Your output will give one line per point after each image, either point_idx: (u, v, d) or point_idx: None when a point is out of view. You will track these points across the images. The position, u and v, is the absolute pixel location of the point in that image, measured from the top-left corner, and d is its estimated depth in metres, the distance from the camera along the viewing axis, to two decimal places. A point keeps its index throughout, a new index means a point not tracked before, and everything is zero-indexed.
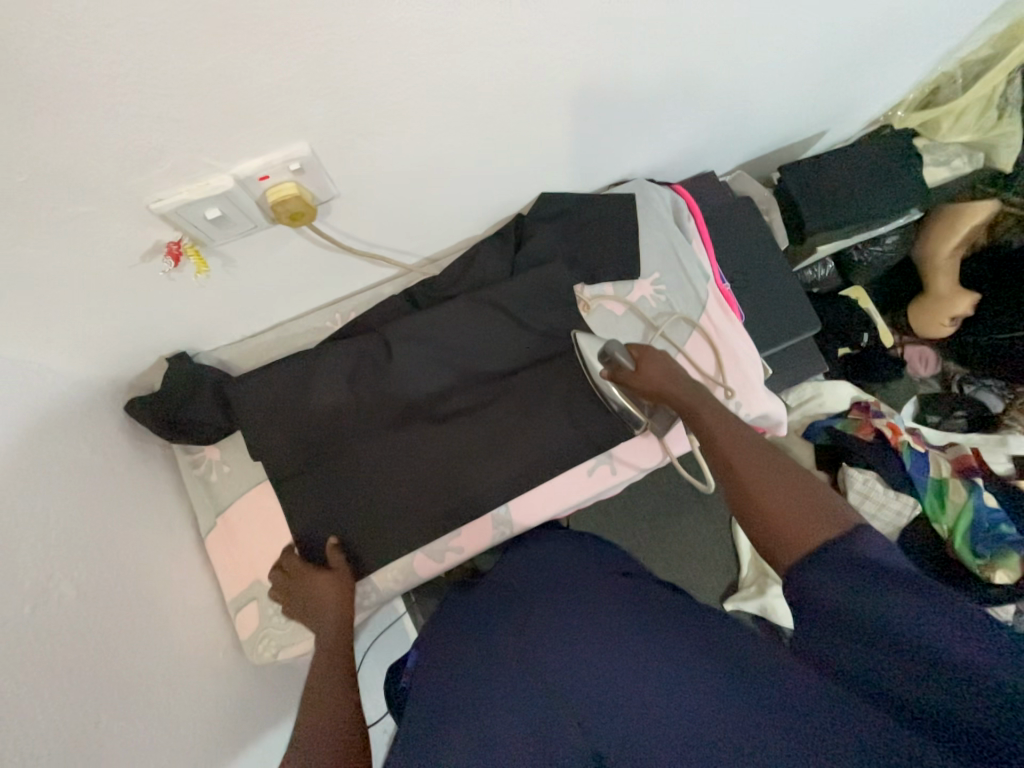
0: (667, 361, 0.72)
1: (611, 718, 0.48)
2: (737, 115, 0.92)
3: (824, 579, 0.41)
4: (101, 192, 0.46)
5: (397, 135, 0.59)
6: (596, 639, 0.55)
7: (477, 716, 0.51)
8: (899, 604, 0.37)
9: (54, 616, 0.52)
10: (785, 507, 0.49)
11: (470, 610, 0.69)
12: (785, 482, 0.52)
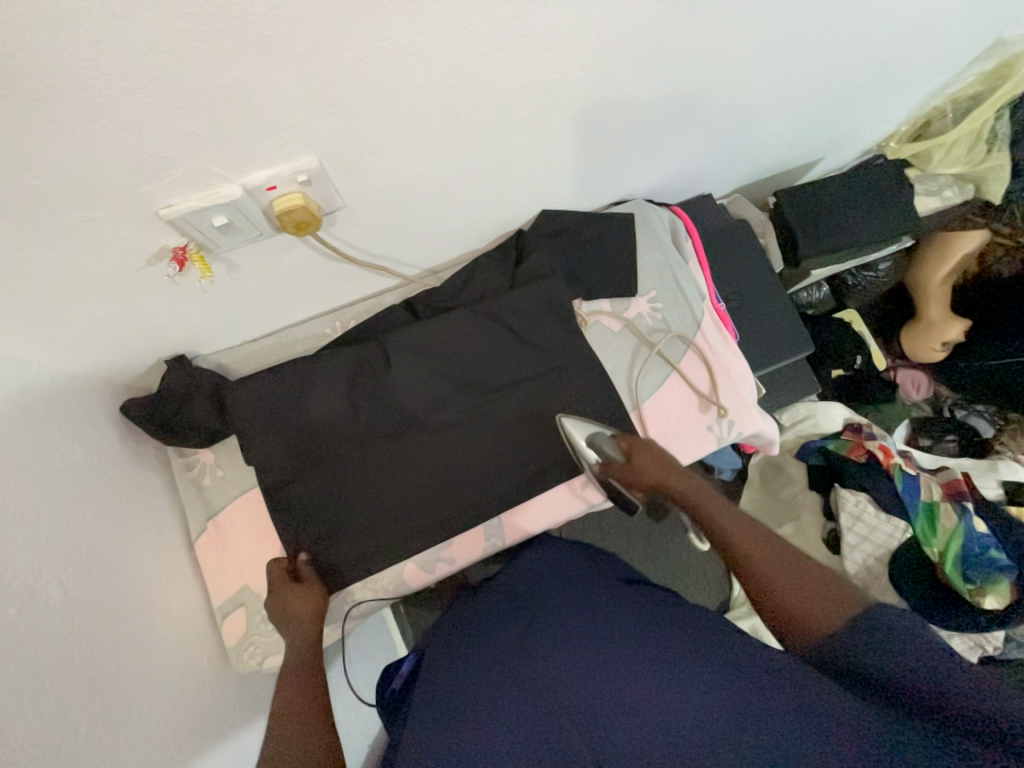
0: (653, 448, 0.76)
1: (609, 722, 0.48)
2: (734, 141, 0.95)
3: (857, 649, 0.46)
4: (111, 198, 0.47)
5: (404, 149, 0.60)
6: (595, 645, 0.56)
7: (482, 723, 0.51)
8: (925, 660, 0.42)
9: (40, 618, 0.51)
10: (806, 594, 0.55)
11: (474, 614, 0.70)
12: (794, 570, 0.59)
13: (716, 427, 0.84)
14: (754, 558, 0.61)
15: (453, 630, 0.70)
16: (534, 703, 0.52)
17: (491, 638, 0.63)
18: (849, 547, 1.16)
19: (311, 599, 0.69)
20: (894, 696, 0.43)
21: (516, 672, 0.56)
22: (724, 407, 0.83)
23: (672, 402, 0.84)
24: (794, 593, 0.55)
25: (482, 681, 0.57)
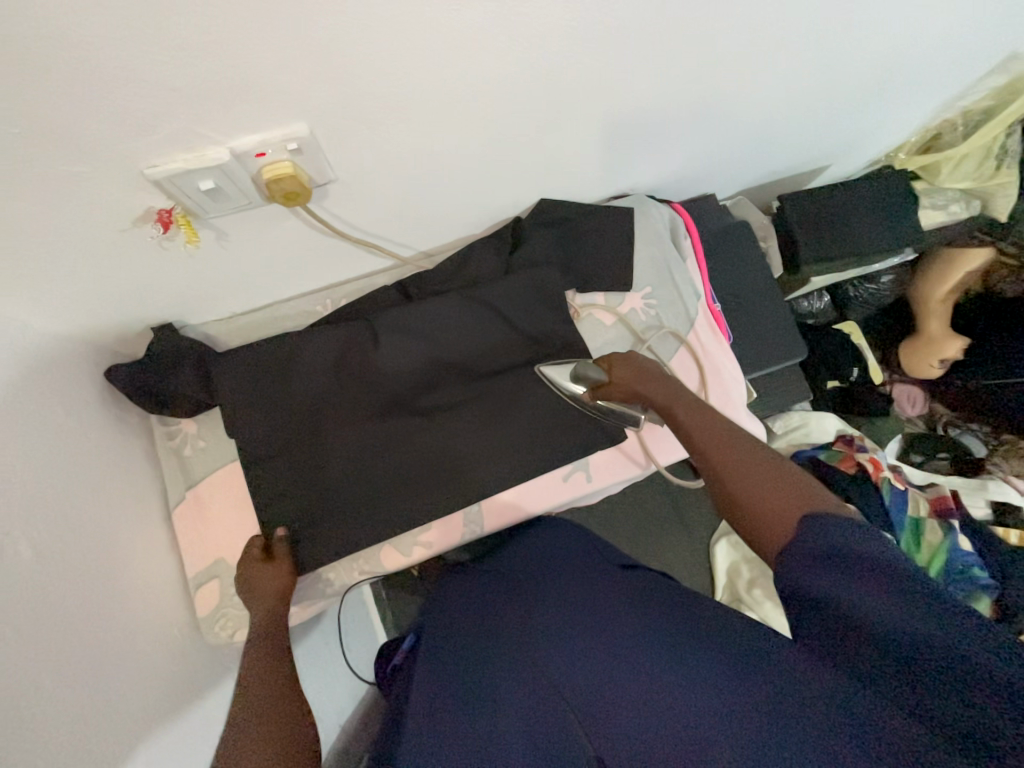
0: (639, 364, 0.75)
1: (613, 718, 0.47)
2: (739, 142, 0.94)
3: (807, 573, 0.42)
4: (97, 154, 0.47)
5: (401, 126, 0.60)
6: (594, 634, 0.56)
7: (477, 710, 0.53)
8: (885, 598, 0.38)
9: (6, 574, 0.51)
10: (769, 491, 0.52)
11: (475, 597, 0.72)
12: (758, 467, 0.55)
13: None
14: (716, 452, 0.60)
15: (451, 616, 0.71)
16: (540, 695, 0.51)
17: (494, 624, 0.65)
18: None
19: (281, 575, 0.69)
20: (856, 636, 0.39)
21: (518, 661, 0.56)
22: (712, 407, 0.82)
23: None
24: (755, 492, 0.53)
25: (483, 668, 0.58)
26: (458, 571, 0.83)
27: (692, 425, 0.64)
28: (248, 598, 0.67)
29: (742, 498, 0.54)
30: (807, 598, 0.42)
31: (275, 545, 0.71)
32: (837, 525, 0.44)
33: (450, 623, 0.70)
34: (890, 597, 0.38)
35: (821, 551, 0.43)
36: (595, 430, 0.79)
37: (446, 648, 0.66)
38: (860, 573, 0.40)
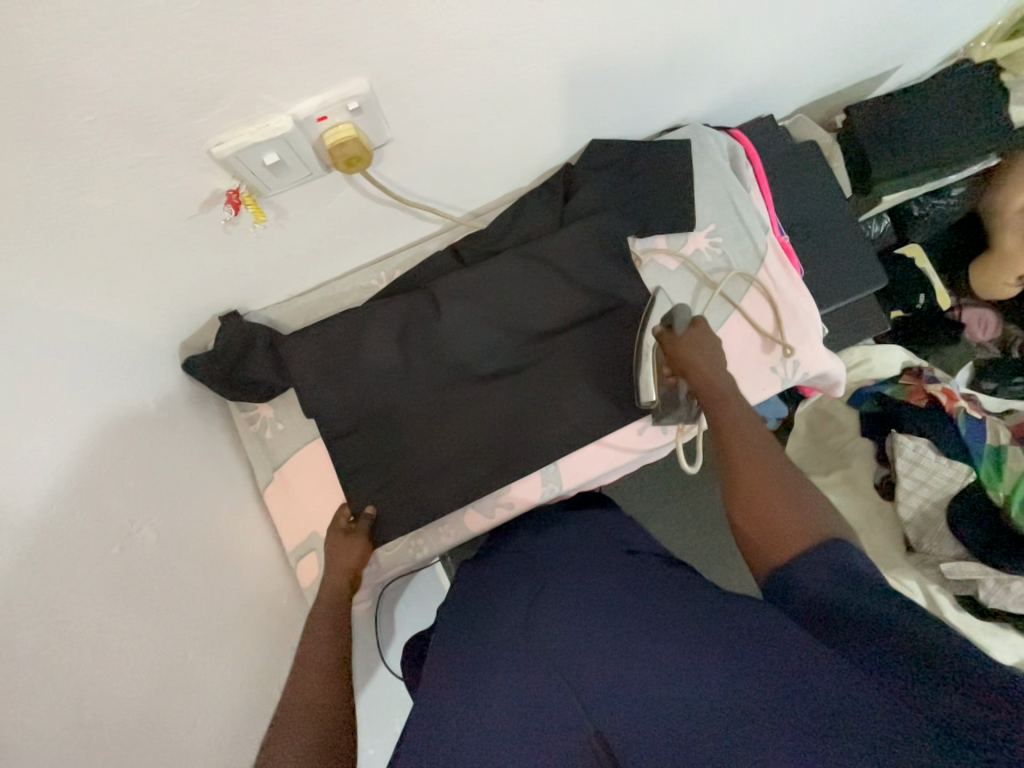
0: (713, 344, 0.69)
1: (610, 696, 0.45)
2: (804, 51, 0.85)
3: (812, 576, 0.48)
4: (165, 135, 0.45)
5: (456, 70, 0.55)
6: (596, 614, 0.53)
7: (473, 686, 0.51)
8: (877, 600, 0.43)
9: (139, 558, 0.54)
10: (788, 513, 0.55)
11: (494, 574, 0.71)
12: (785, 494, 0.56)
13: (780, 368, 0.79)
14: (755, 468, 0.59)
15: (455, 612, 0.68)
16: (538, 675, 0.49)
17: (496, 610, 0.62)
18: (903, 492, 1.08)
19: (353, 546, 0.71)
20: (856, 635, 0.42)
21: (521, 646, 0.53)
22: (790, 347, 0.78)
23: (732, 342, 0.80)
24: (777, 510, 0.55)
25: (480, 651, 0.55)
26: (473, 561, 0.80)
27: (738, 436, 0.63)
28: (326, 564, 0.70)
29: (754, 507, 0.57)
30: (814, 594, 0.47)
31: (359, 522, 0.72)
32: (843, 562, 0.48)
33: (459, 609, 0.68)
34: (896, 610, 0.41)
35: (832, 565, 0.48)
36: None
37: (445, 639, 0.63)
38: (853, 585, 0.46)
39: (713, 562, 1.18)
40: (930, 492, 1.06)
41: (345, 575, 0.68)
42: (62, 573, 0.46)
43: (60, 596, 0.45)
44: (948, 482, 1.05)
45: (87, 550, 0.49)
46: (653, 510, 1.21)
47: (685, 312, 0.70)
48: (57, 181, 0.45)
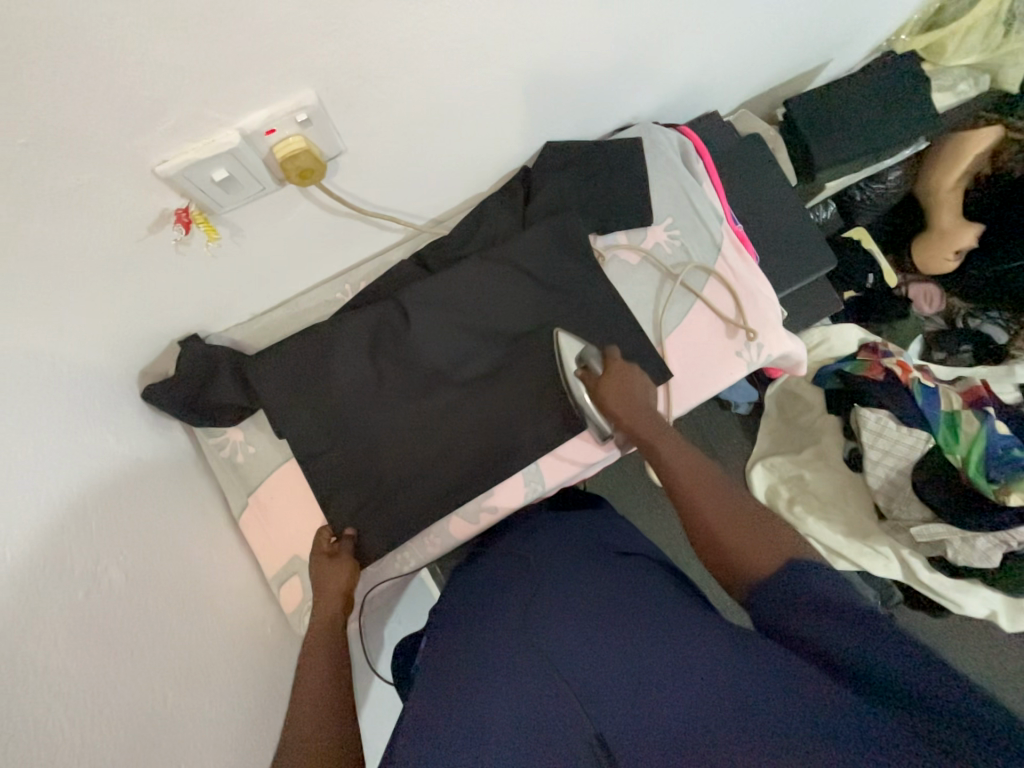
0: (633, 375, 0.74)
1: (612, 699, 0.46)
2: (742, 50, 0.89)
3: (781, 611, 0.48)
4: (107, 156, 0.44)
5: (405, 78, 0.55)
6: (591, 619, 0.54)
7: (468, 701, 0.50)
8: (851, 632, 0.42)
9: (107, 600, 0.52)
10: (751, 542, 0.56)
11: (486, 580, 0.71)
12: (737, 510, 0.60)
13: (745, 352, 0.82)
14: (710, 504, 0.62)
15: (443, 622, 0.67)
16: (536, 680, 0.50)
17: (484, 621, 0.61)
18: (871, 463, 1.13)
19: (343, 569, 0.70)
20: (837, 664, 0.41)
21: (520, 655, 0.53)
22: (753, 331, 0.81)
23: (698, 330, 0.82)
24: (740, 539, 0.57)
25: (476, 660, 0.55)
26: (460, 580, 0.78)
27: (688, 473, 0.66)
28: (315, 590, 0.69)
29: (721, 536, 0.58)
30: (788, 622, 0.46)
31: (342, 544, 0.72)
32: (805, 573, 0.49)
33: (449, 616, 0.68)
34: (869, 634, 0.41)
35: (796, 600, 0.47)
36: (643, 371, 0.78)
37: (435, 652, 0.61)
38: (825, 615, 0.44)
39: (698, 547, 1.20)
40: (895, 460, 1.12)
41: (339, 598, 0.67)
42: (23, 625, 0.43)
43: (23, 649, 0.42)
44: (911, 450, 1.10)
45: (51, 595, 0.47)
46: (636, 501, 1.22)
47: (595, 351, 0.75)
48: None
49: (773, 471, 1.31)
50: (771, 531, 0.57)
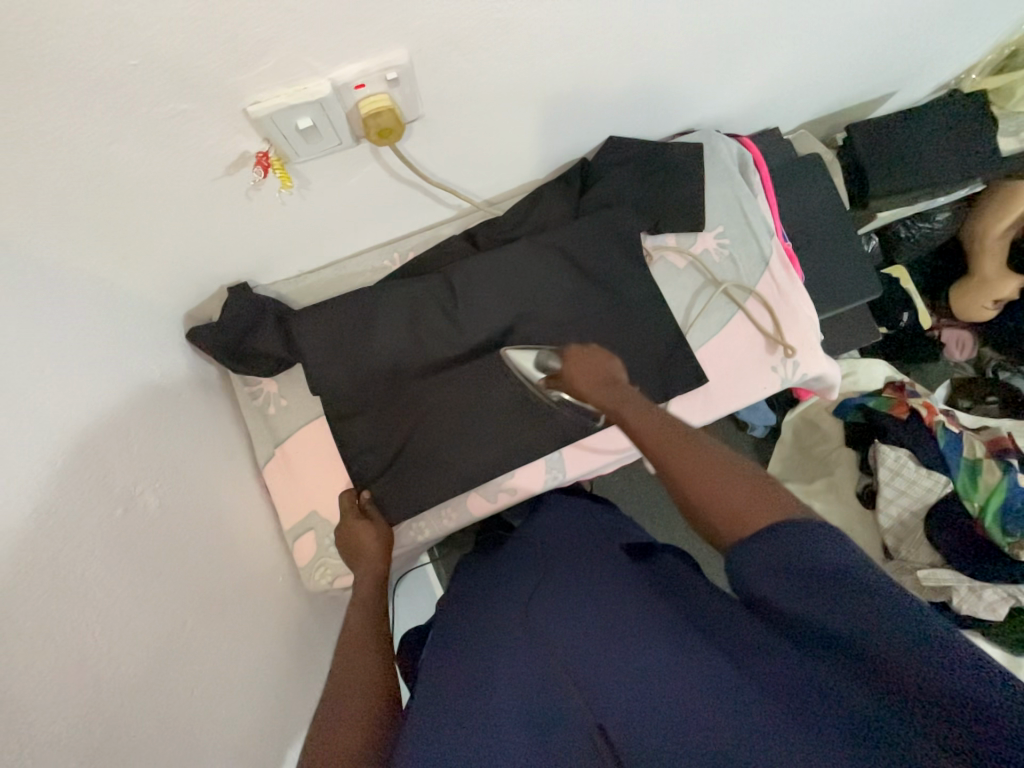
0: (592, 351, 0.67)
1: (612, 694, 0.45)
2: (814, 69, 0.88)
3: (768, 589, 0.43)
4: (204, 90, 0.45)
5: (493, 52, 0.56)
6: (600, 613, 0.53)
7: (476, 689, 0.50)
8: (850, 610, 0.38)
9: (141, 520, 0.53)
10: (739, 493, 0.49)
11: (503, 567, 0.70)
12: (730, 480, 0.51)
13: (781, 368, 0.82)
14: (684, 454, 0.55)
15: (451, 615, 0.67)
16: (542, 674, 0.50)
17: (496, 611, 0.61)
18: (883, 500, 1.13)
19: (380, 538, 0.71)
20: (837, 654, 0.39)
21: (529, 647, 0.53)
22: (791, 348, 0.81)
23: (737, 341, 0.82)
24: (721, 493, 0.50)
25: (483, 643, 0.56)
26: (471, 560, 0.79)
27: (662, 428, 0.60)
28: (349, 555, 0.71)
29: (727, 511, 0.49)
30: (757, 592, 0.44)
31: (366, 506, 0.74)
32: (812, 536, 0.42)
33: (457, 608, 0.68)
34: (853, 609, 0.38)
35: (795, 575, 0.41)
36: (677, 372, 0.79)
37: (446, 644, 0.61)
38: (819, 587, 0.40)
39: (701, 563, 1.19)
40: (908, 501, 1.11)
41: (382, 557, 0.69)
42: (67, 529, 0.44)
43: (64, 553, 0.43)
44: (926, 492, 1.09)
45: (90, 507, 0.48)
46: (644, 507, 1.22)
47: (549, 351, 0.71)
48: (87, 129, 0.44)
49: None
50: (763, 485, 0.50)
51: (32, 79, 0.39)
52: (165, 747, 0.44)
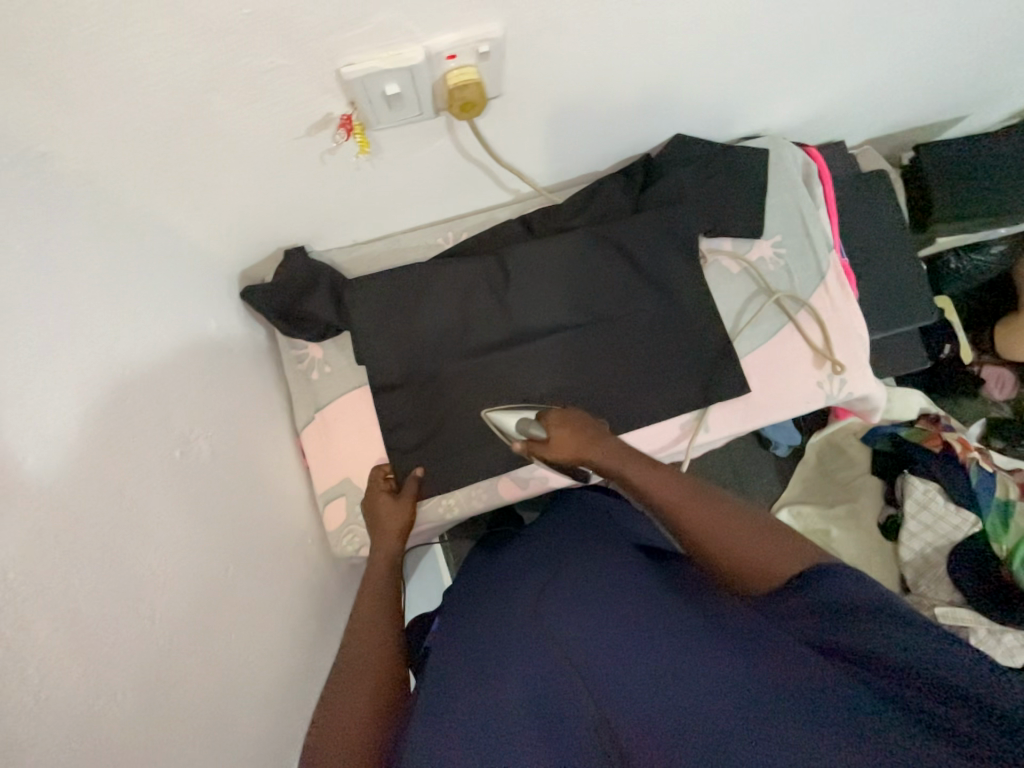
0: (572, 417, 0.67)
1: (620, 689, 0.46)
2: (891, 84, 0.86)
3: (791, 615, 0.45)
4: (305, 47, 0.45)
5: (583, 34, 0.56)
6: (605, 608, 0.53)
7: (483, 680, 0.49)
8: (867, 624, 0.40)
9: (194, 466, 0.54)
10: (755, 546, 0.51)
11: (508, 555, 0.70)
12: (744, 534, 0.52)
13: (826, 384, 0.80)
14: (697, 517, 0.55)
15: (458, 598, 0.69)
16: (548, 662, 0.50)
17: (501, 601, 0.60)
18: (906, 534, 1.10)
19: (399, 513, 0.71)
20: (858, 658, 0.40)
21: (533, 635, 0.53)
22: (841, 364, 0.79)
23: (784, 354, 0.81)
24: (740, 550, 0.51)
25: (491, 630, 0.56)
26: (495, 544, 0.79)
27: (657, 490, 0.59)
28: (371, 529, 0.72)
29: (748, 569, 0.50)
30: (786, 611, 0.46)
31: (408, 485, 0.73)
32: (834, 579, 0.44)
33: (465, 592, 0.69)
34: (871, 622, 0.40)
35: (814, 606, 0.44)
36: (723, 379, 0.78)
37: (452, 628, 0.62)
38: (835, 607, 0.42)
39: None
40: (932, 537, 1.08)
41: (397, 538, 0.69)
42: (131, 462, 0.46)
43: (128, 486, 0.44)
44: (953, 530, 1.06)
45: (151, 445, 0.49)
46: None
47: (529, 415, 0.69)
48: (186, 75, 0.45)
49: (798, 519, 1.24)
50: (777, 536, 0.52)
51: (145, 18, 0.39)
52: (204, 685, 0.45)
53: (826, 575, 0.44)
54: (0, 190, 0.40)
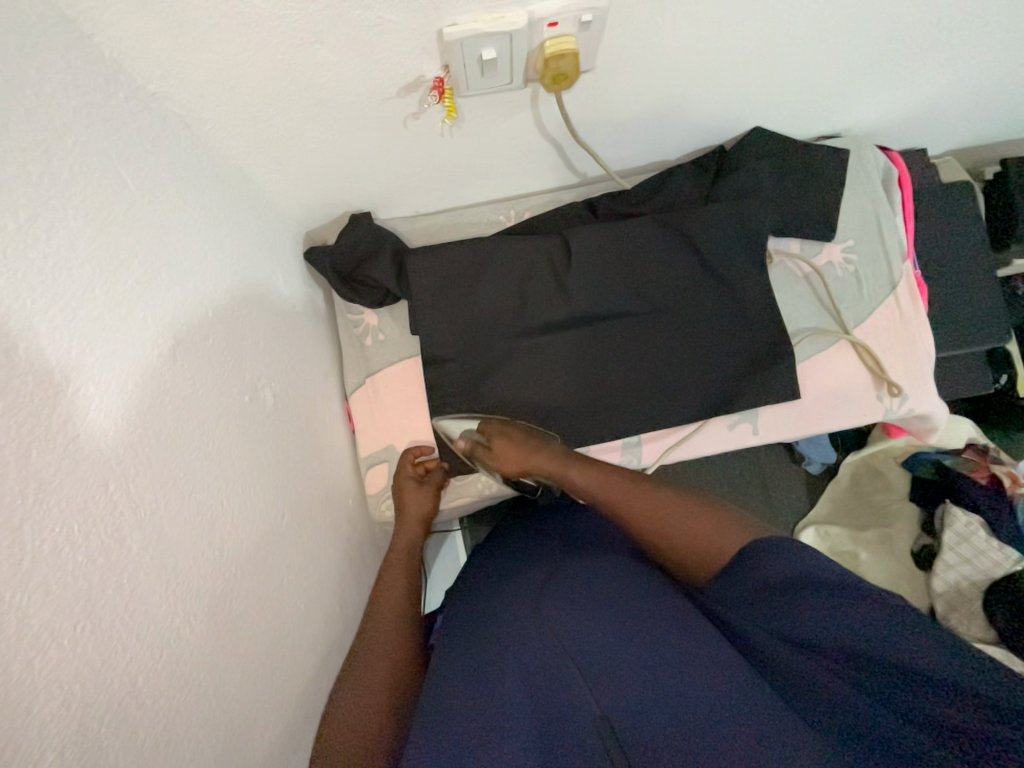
0: (510, 428, 0.74)
1: (617, 677, 0.44)
2: (989, 91, 0.82)
3: (780, 615, 0.45)
4: (415, 5, 0.45)
5: (684, 13, 0.54)
6: (607, 600, 0.52)
7: (482, 677, 0.47)
8: (860, 616, 0.42)
9: (259, 414, 0.56)
10: (691, 525, 0.58)
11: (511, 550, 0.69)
12: (679, 518, 0.59)
13: (885, 399, 0.78)
14: (643, 513, 0.61)
15: (472, 578, 0.68)
16: (544, 652, 0.48)
17: (506, 593, 0.59)
18: (940, 565, 1.02)
19: (424, 499, 0.74)
20: (862, 663, 0.40)
21: (533, 628, 0.50)
22: (898, 386, 0.76)
23: (844, 364, 0.78)
24: (679, 532, 0.58)
25: (492, 623, 0.55)
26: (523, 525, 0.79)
27: (600, 492, 0.66)
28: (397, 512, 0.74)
29: (693, 548, 0.56)
30: (776, 613, 0.46)
31: (434, 474, 0.77)
32: (780, 559, 0.48)
33: (481, 569, 0.69)
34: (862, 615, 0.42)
35: (799, 598, 0.45)
36: (780, 382, 0.76)
37: (457, 614, 0.62)
38: (827, 599, 0.44)
39: None
40: (970, 571, 0.99)
41: (421, 529, 0.73)
42: (209, 400, 0.47)
43: (206, 423, 0.46)
44: (993, 566, 0.97)
45: (226, 388, 0.50)
46: None
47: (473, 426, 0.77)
48: (296, 26, 0.45)
49: (826, 538, 1.19)
50: (702, 513, 0.59)
51: None
52: (261, 622, 0.47)
53: (778, 557, 0.48)
54: (119, 125, 0.42)
